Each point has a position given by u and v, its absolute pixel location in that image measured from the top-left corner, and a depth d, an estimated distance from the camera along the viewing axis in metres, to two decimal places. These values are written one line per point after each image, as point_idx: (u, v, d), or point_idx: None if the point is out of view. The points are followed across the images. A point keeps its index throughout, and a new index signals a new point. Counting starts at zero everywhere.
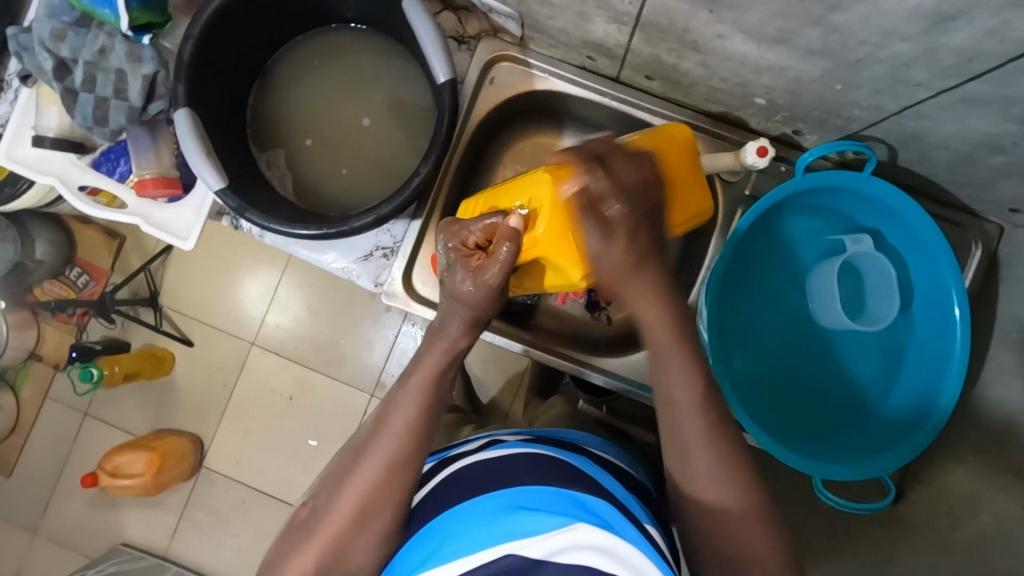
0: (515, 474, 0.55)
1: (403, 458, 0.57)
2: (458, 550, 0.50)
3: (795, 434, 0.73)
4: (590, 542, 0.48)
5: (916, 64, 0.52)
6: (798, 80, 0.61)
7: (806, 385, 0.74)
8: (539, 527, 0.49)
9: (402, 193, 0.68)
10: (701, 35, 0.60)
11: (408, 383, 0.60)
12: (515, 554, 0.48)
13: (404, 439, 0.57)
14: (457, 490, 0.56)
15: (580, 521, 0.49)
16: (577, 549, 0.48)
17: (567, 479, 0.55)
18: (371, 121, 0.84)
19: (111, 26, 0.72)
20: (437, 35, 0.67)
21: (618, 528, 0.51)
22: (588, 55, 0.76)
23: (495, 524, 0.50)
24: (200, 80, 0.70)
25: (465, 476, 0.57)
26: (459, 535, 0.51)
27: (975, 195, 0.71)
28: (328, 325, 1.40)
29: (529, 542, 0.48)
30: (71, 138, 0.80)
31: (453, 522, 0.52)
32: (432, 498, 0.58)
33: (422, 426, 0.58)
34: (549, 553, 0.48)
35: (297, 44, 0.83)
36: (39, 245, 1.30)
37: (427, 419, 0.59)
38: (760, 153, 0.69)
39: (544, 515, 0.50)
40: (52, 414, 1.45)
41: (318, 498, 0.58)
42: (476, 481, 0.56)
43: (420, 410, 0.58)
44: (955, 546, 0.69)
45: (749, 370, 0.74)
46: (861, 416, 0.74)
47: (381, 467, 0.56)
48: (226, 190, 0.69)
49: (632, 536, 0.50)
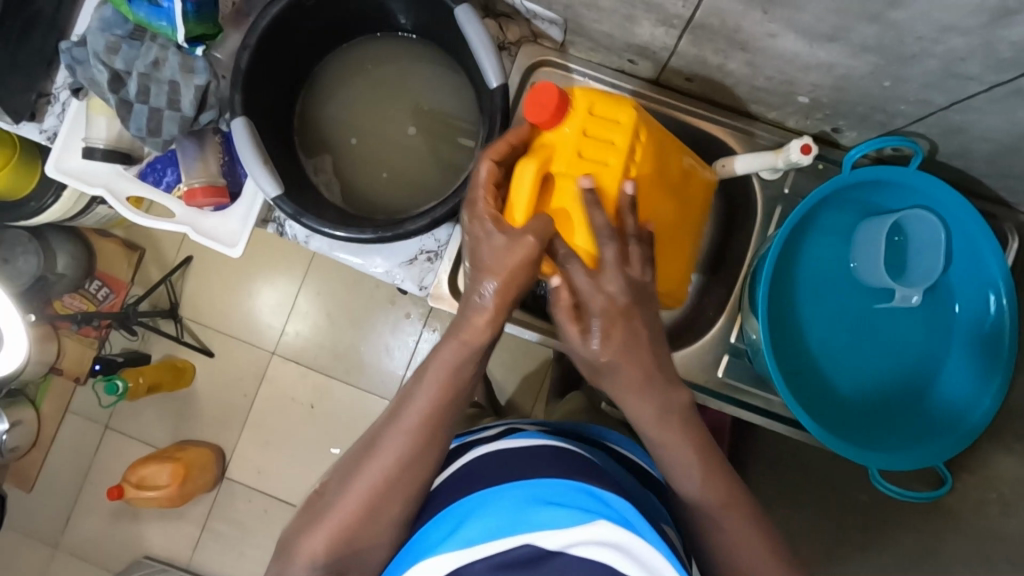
0: (535, 466, 0.56)
1: (416, 444, 0.57)
2: (477, 537, 0.51)
3: (844, 425, 0.74)
4: (608, 539, 0.49)
5: (970, 58, 0.53)
6: (846, 77, 0.63)
7: (853, 379, 0.75)
8: (557, 520, 0.50)
9: (457, 195, 0.69)
10: (752, 35, 0.61)
11: (425, 375, 0.59)
12: (532, 544, 0.50)
13: (421, 428, 0.57)
14: (475, 476, 0.57)
15: (601, 516, 0.50)
16: (595, 544, 0.49)
17: (584, 473, 0.56)
18: (415, 130, 0.85)
19: (164, 38, 0.74)
20: (489, 40, 0.68)
21: (636, 525, 0.51)
22: (628, 58, 0.78)
23: (514, 514, 0.51)
24: (254, 88, 0.71)
25: (486, 462, 0.58)
26: (477, 521, 0.52)
27: (1012, 187, 0.72)
28: (349, 333, 1.40)
29: (547, 533, 0.50)
30: (120, 149, 0.80)
31: (471, 509, 0.53)
32: (449, 484, 0.59)
33: (443, 415, 0.58)
34: (566, 545, 0.49)
35: (342, 52, 0.85)
36: (61, 258, 1.32)
37: (444, 412, 0.59)
38: (804, 151, 0.71)
39: (565, 510, 0.51)
40: (73, 426, 1.45)
41: (342, 469, 0.59)
42: (497, 470, 0.57)
43: (441, 401, 0.58)
44: (1005, 533, 0.70)
45: (799, 364, 0.75)
46: (910, 409, 0.75)
47: (400, 447, 0.57)
48: (281, 197, 0.70)
49: (646, 532, 0.51)
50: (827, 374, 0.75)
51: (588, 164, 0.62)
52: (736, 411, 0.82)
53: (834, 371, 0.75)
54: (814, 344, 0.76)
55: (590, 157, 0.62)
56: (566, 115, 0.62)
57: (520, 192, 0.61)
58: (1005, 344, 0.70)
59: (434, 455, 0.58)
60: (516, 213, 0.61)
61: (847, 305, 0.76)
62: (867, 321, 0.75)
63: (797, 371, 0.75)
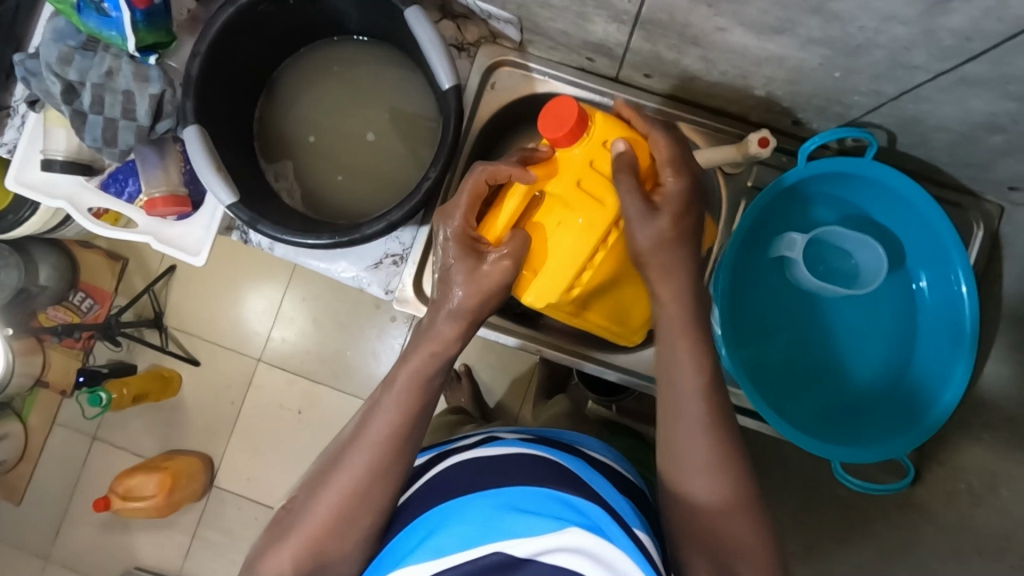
0: (508, 474, 0.55)
1: (382, 457, 0.56)
2: (448, 546, 0.50)
3: (812, 419, 0.74)
4: (579, 545, 0.49)
5: (915, 47, 0.53)
6: (798, 70, 0.63)
7: (818, 370, 0.76)
8: (529, 527, 0.50)
9: (412, 198, 0.68)
10: (701, 30, 0.61)
11: (392, 390, 0.59)
12: (503, 551, 0.49)
13: (387, 441, 0.57)
14: (446, 486, 0.56)
15: (572, 524, 0.50)
16: (567, 551, 0.48)
17: (554, 478, 0.55)
18: (375, 136, 0.85)
19: (117, 48, 0.73)
20: (440, 41, 0.68)
21: (605, 531, 0.51)
22: (587, 56, 0.77)
23: (483, 523, 0.51)
24: (208, 97, 0.71)
25: (460, 473, 0.57)
26: (450, 531, 0.51)
27: (975, 175, 0.72)
28: (333, 337, 1.40)
29: (516, 541, 0.49)
30: (80, 160, 0.80)
31: (440, 521, 0.53)
32: (423, 495, 0.58)
33: (410, 429, 0.58)
34: (536, 553, 0.49)
35: (299, 57, 0.84)
36: (43, 271, 1.31)
37: (412, 424, 0.58)
38: (762, 143, 0.71)
39: (534, 517, 0.51)
40: (61, 439, 1.44)
41: (311, 485, 0.57)
42: (471, 479, 0.56)
43: (406, 416, 0.58)
44: (977, 523, 0.70)
45: (764, 359, 0.75)
46: (877, 399, 0.75)
47: (366, 460, 0.56)
48: (236, 204, 0.70)
49: (615, 535, 0.51)
50: (793, 367, 0.76)
51: (585, 198, 0.62)
52: None
53: (799, 364, 0.76)
54: (778, 338, 0.76)
55: (591, 193, 0.62)
56: (580, 138, 0.62)
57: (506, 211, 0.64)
58: (968, 333, 0.69)
59: (400, 468, 0.57)
60: (494, 226, 0.63)
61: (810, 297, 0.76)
62: (831, 313, 0.75)
63: (763, 367, 0.75)
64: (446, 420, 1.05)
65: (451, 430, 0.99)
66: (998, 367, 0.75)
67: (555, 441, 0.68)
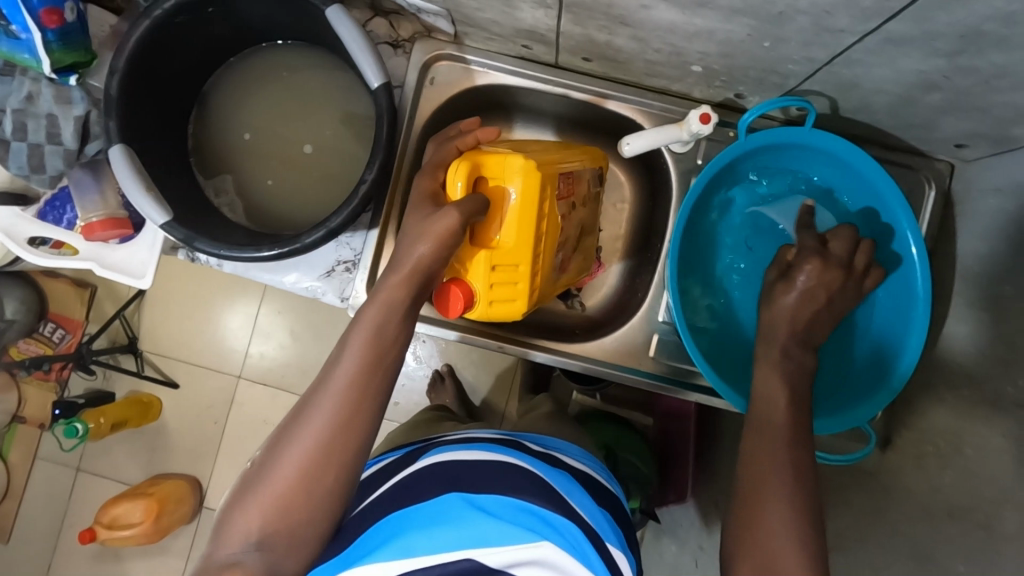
0: (482, 480, 0.53)
1: (356, 401, 0.52)
2: (412, 548, 0.48)
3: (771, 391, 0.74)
4: (551, 562, 0.48)
5: (836, 10, 0.51)
6: (728, 42, 0.61)
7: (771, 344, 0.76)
8: (502, 536, 0.48)
9: (350, 203, 0.67)
10: (625, 8, 0.60)
11: (354, 331, 0.54)
12: (474, 559, 0.47)
13: (362, 372, 0.52)
14: (419, 485, 0.54)
15: (546, 538, 0.49)
16: (537, 567, 0.48)
17: (530, 486, 0.54)
18: (313, 147, 0.83)
19: (34, 71, 0.70)
20: (366, 40, 0.66)
21: (583, 554, 0.49)
22: (523, 44, 0.76)
23: (457, 526, 0.49)
24: (132, 116, 0.69)
25: (429, 474, 0.55)
26: (420, 530, 0.49)
27: (922, 135, 0.72)
28: (314, 348, 1.38)
29: (491, 550, 0.48)
30: (12, 191, 0.78)
31: (409, 520, 0.50)
32: (393, 491, 0.55)
33: (374, 374, 0.53)
34: (507, 564, 0.47)
35: (229, 67, 0.83)
36: (7, 304, 1.28)
37: (375, 376, 0.53)
38: (704, 120, 0.70)
39: (509, 526, 0.49)
40: (43, 473, 1.42)
41: (273, 440, 0.52)
42: (441, 480, 0.53)
43: (367, 363, 0.53)
44: (946, 485, 0.70)
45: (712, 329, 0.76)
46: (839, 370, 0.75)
47: (333, 409, 0.51)
48: (171, 223, 0.68)
49: (594, 562, 0.50)
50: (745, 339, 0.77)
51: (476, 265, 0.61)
52: (677, 392, 0.81)
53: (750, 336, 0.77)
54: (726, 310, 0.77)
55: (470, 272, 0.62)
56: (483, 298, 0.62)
57: (529, 211, 0.60)
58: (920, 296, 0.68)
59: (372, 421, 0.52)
60: (542, 176, 0.61)
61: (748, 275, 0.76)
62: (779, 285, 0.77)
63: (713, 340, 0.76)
64: (424, 416, 1.02)
65: (429, 423, 0.96)
66: (959, 327, 0.74)
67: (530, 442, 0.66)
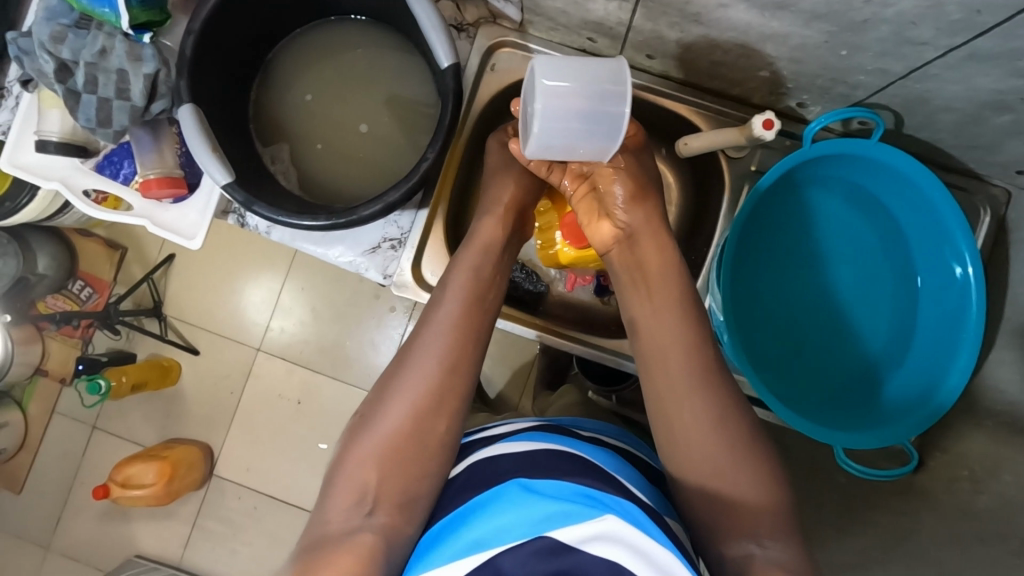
0: (541, 466, 0.52)
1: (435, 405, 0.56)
2: (487, 537, 0.47)
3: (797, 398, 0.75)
4: (619, 534, 0.46)
5: (922, 22, 0.51)
6: (802, 47, 0.61)
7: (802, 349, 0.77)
8: (568, 513, 0.47)
9: (409, 179, 0.67)
10: (703, 6, 0.60)
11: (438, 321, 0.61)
12: (547, 537, 0.46)
13: (440, 375, 0.57)
14: (482, 478, 0.54)
15: (611, 511, 0.48)
16: (609, 539, 0.45)
17: (587, 470, 0.53)
18: (369, 127, 0.84)
19: (111, 26, 0.73)
20: (440, 20, 0.67)
21: (646, 525, 0.48)
22: (588, 36, 0.76)
23: (526, 508, 0.48)
24: (201, 76, 0.70)
25: (490, 467, 0.55)
26: (491, 518, 0.48)
27: (982, 158, 0.71)
28: (334, 328, 1.39)
29: (561, 527, 0.46)
30: (74, 142, 0.78)
31: (479, 511, 0.49)
32: (459, 486, 0.55)
33: (453, 374, 0.58)
34: (580, 540, 0.45)
35: (294, 38, 0.84)
36: (42, 259, 1.30)
37: (450, 378, 0.58)
38: (765, 126, 0.69)
39: (575, 502, 0.48)
40: (60, 428, 1.44)
41: (358, 420, 0.57)
42: (502, 471, 0.53)
43: (443, 369, 0.58)
44: (979, 510, 0.70)
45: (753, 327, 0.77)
46: (863, 393, 0.76)
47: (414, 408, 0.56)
48: (232, 183, 0.68)
49: (659, 534, 0.48)
50: (785, 340, 0.77)
51: None
52: None
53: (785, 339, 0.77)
54: (767, 314, 0.77)
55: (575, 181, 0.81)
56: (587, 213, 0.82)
57: None
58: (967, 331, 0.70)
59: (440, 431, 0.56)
60: None
61: (766, 275, 0.78)
62: (819, 298, 0.77)
63: (752, 337, 0.77)
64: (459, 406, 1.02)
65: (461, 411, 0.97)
66: (1004, 353, 0.74)
67: (572, 429, 0.66)
